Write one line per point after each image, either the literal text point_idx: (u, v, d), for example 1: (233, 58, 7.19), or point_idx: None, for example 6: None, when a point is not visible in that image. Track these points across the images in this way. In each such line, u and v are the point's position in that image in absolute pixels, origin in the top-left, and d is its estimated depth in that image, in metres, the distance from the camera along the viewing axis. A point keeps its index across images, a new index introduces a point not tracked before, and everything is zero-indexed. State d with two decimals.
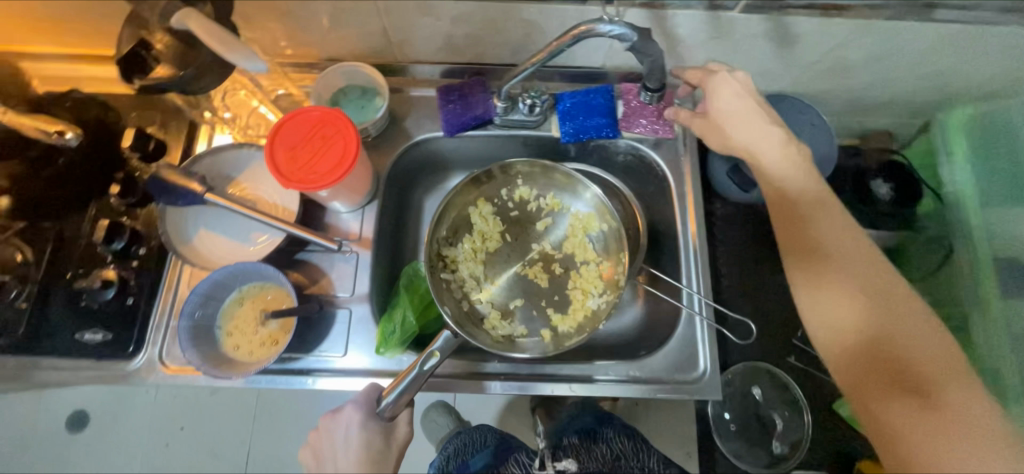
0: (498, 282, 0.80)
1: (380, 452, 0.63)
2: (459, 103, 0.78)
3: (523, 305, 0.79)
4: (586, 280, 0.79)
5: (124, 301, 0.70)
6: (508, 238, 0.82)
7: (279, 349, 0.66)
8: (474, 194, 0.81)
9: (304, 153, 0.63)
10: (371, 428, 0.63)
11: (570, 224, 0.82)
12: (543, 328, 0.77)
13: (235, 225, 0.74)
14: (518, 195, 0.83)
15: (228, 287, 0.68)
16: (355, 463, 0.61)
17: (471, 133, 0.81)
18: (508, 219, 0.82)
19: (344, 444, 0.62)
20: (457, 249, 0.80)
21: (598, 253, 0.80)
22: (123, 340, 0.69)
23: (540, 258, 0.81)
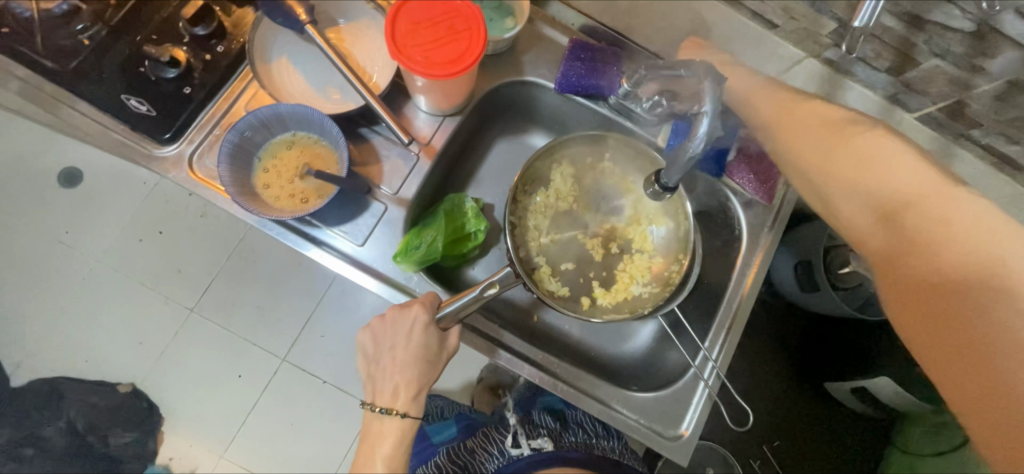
0: (557, 239, 0.78)
1: (433, 357, 0.63)
2: (586, 65, 0.72)
3: (572, 266, 0.78)
4: (637, 268, 0.77)
5: (182, 88, 0.66)
6: (579, 205, 0.79)
7: (307, 208, 0.62)
8: (558, 154, 0.77)
9: (425, 33, 0.58)
10: (430, 334, 0.62)
11: (637, 209, 0.79)
12: (585, 296, 0.77)
13: (320, 69, 0.69)
14: (602, 166, 0.79)
15: (285, 125, 0.64)
16: (412, 356, 0.62)
17: (581, 99, 0.76)
18: (584, 186, 0.80)
19: (404, 340, 0.62)
20: (532, 198, 0.78)
21: (653, 247, 0.77)
22: (164, 124, 0.65)
23: (598, 232, 0.79)
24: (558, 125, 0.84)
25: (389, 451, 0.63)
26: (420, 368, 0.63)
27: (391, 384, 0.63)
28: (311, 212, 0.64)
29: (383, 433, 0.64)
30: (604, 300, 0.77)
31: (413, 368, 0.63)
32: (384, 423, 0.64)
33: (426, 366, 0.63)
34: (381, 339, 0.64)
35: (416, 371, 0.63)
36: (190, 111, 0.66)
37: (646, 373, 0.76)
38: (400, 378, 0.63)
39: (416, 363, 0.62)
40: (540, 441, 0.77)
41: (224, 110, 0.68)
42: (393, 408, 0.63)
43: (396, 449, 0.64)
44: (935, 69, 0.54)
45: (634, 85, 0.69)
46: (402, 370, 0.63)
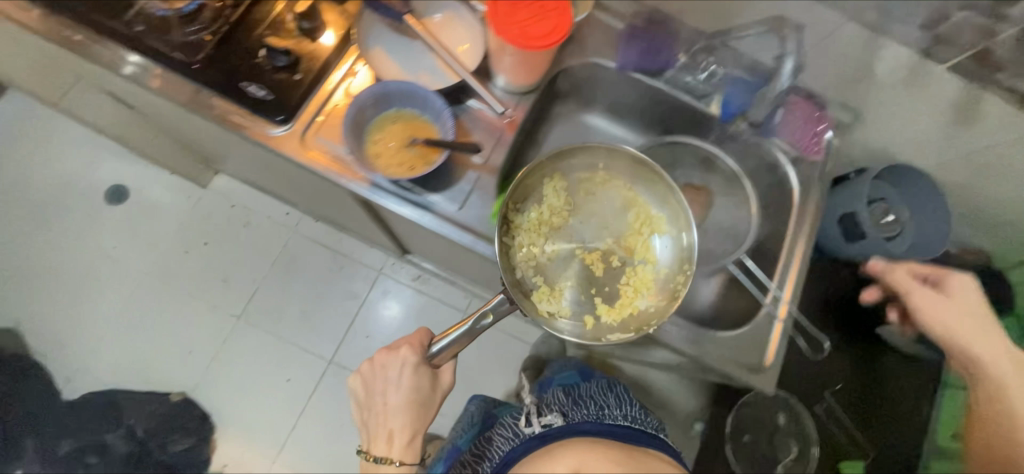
0: (555, 258, 0.76)
1: (427, 394, 0.78)
2: (647, 44, 0.82)
3: (571, 284, 0.75)
4: (640, 280, 0.76)
5: (293, 75, 0.73)
6: (574, 219, 0.79)
7: (417, 173, 0.69)
8: (547, 170, 0.78)
9: (522, 13, 0.66)
10: (420, 374, 0.77)
11: (635, 217, 0.79)
12: (589, 315, 0.74)
13: (412, 55, 0.77)
14: (594, 179, 0.80)
15: (392, 101, 0.71)
16: (404, 399, 0.77)
17: (639, 76, 0.84)
18: (576, 199, 0.79)
19: (397, 382, 0.77)
20: (524, 216, 0.76)
21: (648, 255, 0.78)
22: (278, 107, 0.72)
23: (593, 248, 0.77)
24: (613, 104, 0.92)
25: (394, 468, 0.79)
26: (410, 411, 0.78)
27: (384, 432, 0.79)
28: (418, 177, 0.70)
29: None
30: (604, 314, 0.74)
31: (408, 405, 0.77)
32: (382, 467, 0.79)
33: (420, 404, 0.78)
34: (371, 386, 0.79)
35: (409, 408, 0.77)
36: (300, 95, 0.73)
37: (717, 318, 0.83)
38: (394, 423, 0.78)
39: (408, 406, 0.77)
40: (551, 418, 0.83)
41: (325, 92, 0.74)
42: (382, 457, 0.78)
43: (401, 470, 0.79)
44: (966, 21, 0.68)
45: (693, 58, 0.83)
46: (393, 417, 0.78)
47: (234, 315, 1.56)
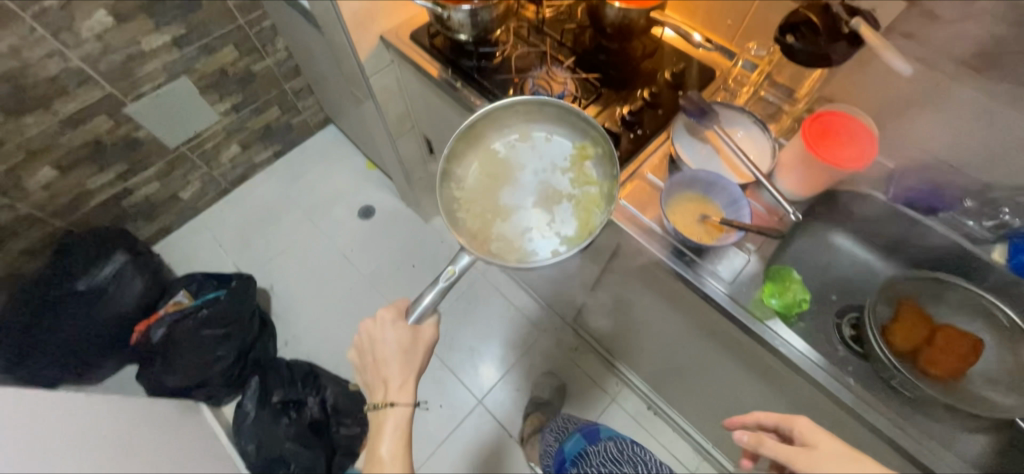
0: (509, 209, 0.91)
1: (410, 339, 0.86)
2: (928, 187, 0.88)
3: (527, 217, 0.90)
4: (591, 200, 0.90)
5: (612, 152, 0.94)
6: (507, 171, 0.94)
7: (706, 243, 0.82)
8: (491, 144, 0.95)
9: (837, 138, 0.79)
10: (402, 329, 0.86)
11: (523, 141, 0.96)
12: (541, 233, 0.88)
13: (705, 156, 0.93)
14: (524, 135, 0.96)
15: (694, 184, 0.86)
16: (396, 348, 0.85)
17: (909, 212, 0.89)
18: (504, 159, 0.95)
19: (389, 337, 0.86)
20: (471, 186, 0.92)
21: (593, 180, 0.92)
22: (597, 175, 0.92)
23: (539, 191, 0.92)
24: (866, 230, 0.97)
25: (396, 431, 0.81)
26: (402, 352, 0.85)
27: (381, 381, 0.86)
28: (703, 246, 0.83)
29: (385, 428, 0.81)
30: (563, 231, 0.88)
31: (394, 359, 0.85)
32: (383, 421, 0.82)
33: (405, 349, 0.86)
34: (365, 352, 0.89)
35: (396, 361, 0.85)
36: (615, 168, 0.93)
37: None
38: (388, 372, 0.85)
39: (400, 354, 0.85)
40: None
41: (632, 166, 0.93)
42: (388, 403, 0.82)
43: (400, 426, 0.81)
44: None
45: (981, 206, 0.86)
46: (389, 365, 0.85)
47: None
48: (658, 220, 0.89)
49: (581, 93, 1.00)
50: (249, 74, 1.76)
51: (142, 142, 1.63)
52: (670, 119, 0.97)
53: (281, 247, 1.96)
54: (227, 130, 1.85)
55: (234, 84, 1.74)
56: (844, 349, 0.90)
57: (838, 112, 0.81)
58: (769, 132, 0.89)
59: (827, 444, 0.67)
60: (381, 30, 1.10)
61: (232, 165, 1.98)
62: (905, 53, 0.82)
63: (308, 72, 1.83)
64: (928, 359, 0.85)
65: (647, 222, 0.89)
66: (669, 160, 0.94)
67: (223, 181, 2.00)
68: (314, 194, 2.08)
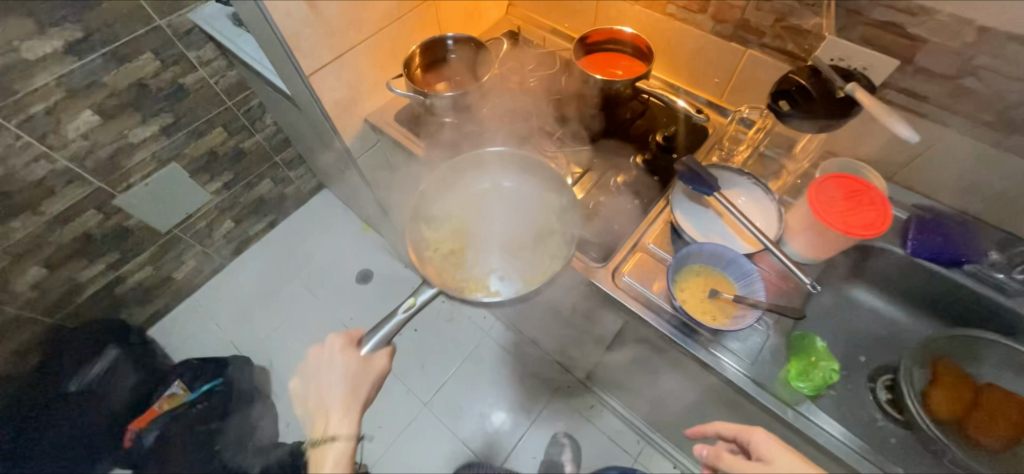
0: (472, 254, 0.89)
1: (358, 368, 0.80)
2: (947, 238, 0.83)
3: (491, 259, 0.88)
4: (556, 246, 0.87)
5: (612, 226, 0.90)
6: (475, 217, 0.94)
7: (721, 325, 0.76)
8: (460, 190, 0.97)
9: (841, 205, 0.75)
10: (352, 357, 0.80)
11: (495, 191, 0.97)
12: (502, 279, 0.85)
13: (708, 223, 0.89)
14: (493, 186, 0.98)
15: (700, 257, 0.81)
16: (339, 378, 0.79)
17: (933, 266, 0.84)
18: (474, 205, 0.95)
19: (335, 368, 0.80)
20: (439, 230, 0.92)
21: (559, 228, 0.90)
22: (599, 251, 0.88)
23: (506, 235, 0.92)
24: (885, 283, 0.92)
25: (336, 470, 0.76)
26: (348, 382, 0.79)
27: (323, 410, 0.80)
28: (718, 327, 0.77)
29: (325, 460, 0.77)
30: (523, 273, 0.86)
31: (337, 389, 0.79)
32: (324, 453, 0.77)
33: (352, 379, 0.79)
34: (308, 378, 0.82)
35: (341, 393, 0.79)
36: (617, 242, 0.89)
37: None
38: (331, 403, 0.79)
39: (346, 385, 0.79)
40: None
41: (634, 238, 0.89)
42: (328, 438, 0.77)
43: (341, 465, 0.77)
44: None
45: (1010, 257, 0.79)
46: (332, 393, 0.79)
47: (424, 401, 1.72)
48: (665, 295, 0.84)
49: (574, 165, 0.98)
50: (239, 152, 1.76)
51: (133, 231, 1.61)
52: (668, 185, 0.94)
53: (279, 321, 1.90)
54: (219, 208, 1.83)
55: (224, 163, 1.74)
56: (880, 415, 0.83)
57: (840, 178, 0.77)
58: (773, 195, 0.86)
59: (785, 460, 0.67)
60: (365, 113, 1.09)
61: (227, 240, 1.96)
62: (906, 109, 0.79)
63: (297, 144, 1.83)
64: (978, 424, 0.78)
65: (655, 299, 0.84)
66: (672, 229, 0.90)
67: (218, 257, 1.97)
68: (310, 263, 2.04)
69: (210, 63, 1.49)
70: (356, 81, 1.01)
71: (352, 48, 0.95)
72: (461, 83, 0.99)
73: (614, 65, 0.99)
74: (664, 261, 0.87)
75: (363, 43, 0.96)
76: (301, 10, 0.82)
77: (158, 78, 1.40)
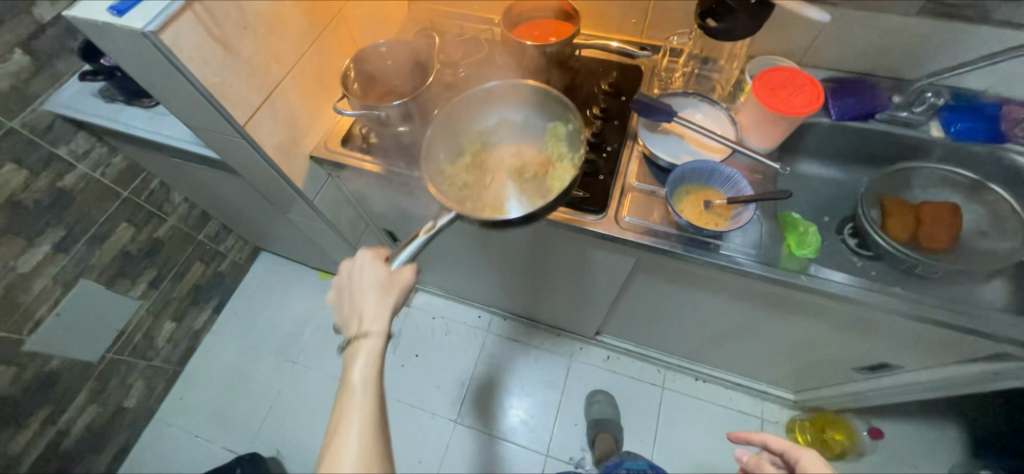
0: (485, 184, 0.92)
1: (386, 280, 0.79)
2: (857, 97, 0.98)
3: (504, 187, 0.91)
4: (563, 169, 0.90)
5: (596, 176, 0.93)
6: (483, 152, 0.97)
7: (724, 227, 0.83)
8: (470, 129, 0.98)
9: (782, 92, 0.85)
10: (377, 268, 0.80)
11: (502, 125, 0.99)
12: (517, 201, 0.89)
13: (674, 146, 0.96)
14: (501, 124, 0.99)
15: (684, 178, 0.89)
16: (371, 287, 0.79)
17: (854, 123, 0.99)
18: (482, 143, 0.98)
19: (365, 282, 0.80)
20: (453, 166, 0.93)
21: (563, 152, 0.93)
22: (594, 202, 0.91)
23: (513, 166, 0.95)
24: (820, 149, 1.07)
25: (366, 362, 0.74)
26: (380, 287, 0.79)
27: (356, 312, 0.78)
28: (723, 230, 0.84)
29: (354, 356, 0.75)
30: (535, 195, 0.89)
31: (371, 291, 0.78)
32: (355, 352, 0.75)
33: (382, 288, 0.79)
34: (339, 289, 0.82)
35: (373, 295, 0.78)
36: (606, 188, 0.92)
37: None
38: (364, 305, 0.78)
39: (379, 290, 0.78)
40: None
41: (619, 182, 0.94)
42: (361, 334, 0.76)
43: (371, 359, 0.74)
44: None
45: (908, 96, 0.95)
46: (365, 297, 0.78)
47: (452, 419, 1.68)
48: (666, 221, 0.89)
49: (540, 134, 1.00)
50: (154, 243, 1.54)
51: (58, 373, 1.36)
52: (629, 125, 1.00)
53: (268, 404, 1.73)
54: (152, 311, 1.61)
55: (141, 260, 1.52)
56: (856, 258, 0.98)
57: (774, 70, 0.87)
58: (720, 104, 0.96)
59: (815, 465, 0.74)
60: (308, 150, 1.02)
61: (173, 344, 1.73)
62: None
63: (219, 214, 1.65)
64: (927, 235, 0.93)
65: (660, 227, 0.89)
66: (648, 162, 0.96)
67: (169, 365, 1.74)
68: (277, 332, 1.87)
69: (88, 155, 1.28)
70: (291, 118, 0.93)
71: (279, 84, 0.88)
72: (405, 89, 0.97)
73: (545, 30, 1.02)
74: (653, 192, 0.93)
75: (287, 76, 0.89)
76: (216, 55, 0.73)
77: (29, 190, 1.18)
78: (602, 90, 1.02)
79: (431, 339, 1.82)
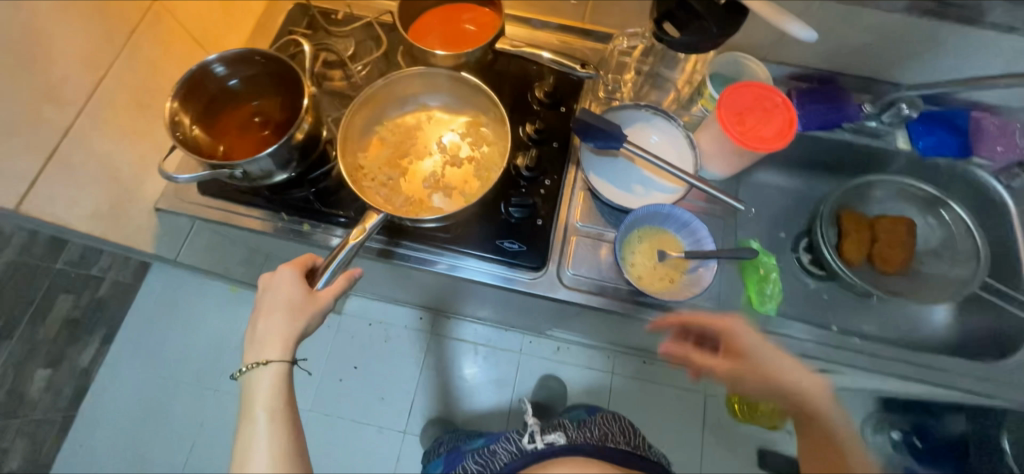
0: (411, 180, 0.73)
1: (302, 300, 0.59)
2: (824, 104, 0.86)
3: (429, 178, 0.73)
4: (489, 159, 0.74)
5: (535, 221, 0.76)
6: (400, 143, 0.75)
7: (684, 287, 0.72)
8: (382, 114, 0.77)
9: (750, 118, 0.70)
10: (294, 283, 0.59)
11: (418, 109, 0.78)
12: (451, 201, 0.72)
13: (623, 175, 0.80)
14: (416, 111, 0.78)
15: (635, 224, 0.75)
16: (276, 307, 0.58)
17: (820, 132, 0.88)
18: (398, 134, 0.76)
19: (269, 303, 0.58)
20: (366, 160, 0.74)
21: (489, 139, 0.76)
22: (533, 257, 0.75)
23: (440, 155, 0.75)
24: (781, 158, 0.95)
25: (271, 402, 0.54)
26: (289, 310, 0.58)
27: (256, 338, 0.57)
28: (681, 286, 0.73)
29: (256, 393, 0.55)
30: (465, 193, 0.72)
31: (277, 315, 0.58)
32: (257, 383, 0.56)
33: (291, 310, 0.58)
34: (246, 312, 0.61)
35: (279, 320, 0.57)
36: (548, 238, 0.76)
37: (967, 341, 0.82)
38: (265, 328, 0.57)
39: (287, 310, 0.58)
40: (554, 436, 0.86)
41: (563, 224, 0.79)
42: (260, 363, 0.56)
43: (279, 397, 0.55)
44: None
45: (880, 106, 0.84)
46: (268, 322, 0.58)
47: (401, 430, 1.47)
48: (615, 274, 0.76)
49: (458, 137, 0.77)
50: None
51: None
52: (575, 146, 0.81)
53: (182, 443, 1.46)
54: (13, 364, 1.23)
55: None
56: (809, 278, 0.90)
57: (741, 85, 0.72)
58: (677, 120, 0.80)
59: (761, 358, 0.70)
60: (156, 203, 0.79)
61: (56, 391, 1.38)
62: None
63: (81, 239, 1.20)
64: (881, 257, 0.86)
65: (611, 283, 0.76)
66: (592, 197, 0.80)
67: (56, 415, 1.40)
68: (186, 357, 1.54)
69: None
70: None
71: None
72: (271, 115, 0.71)
73: (460, 24, 0.79)
74: (601, 235, 0.78)
75: (81, 117, 0.70)
76: None
77: None
78: (535, 100, 0.82)
79: (369, 346, 1.55)
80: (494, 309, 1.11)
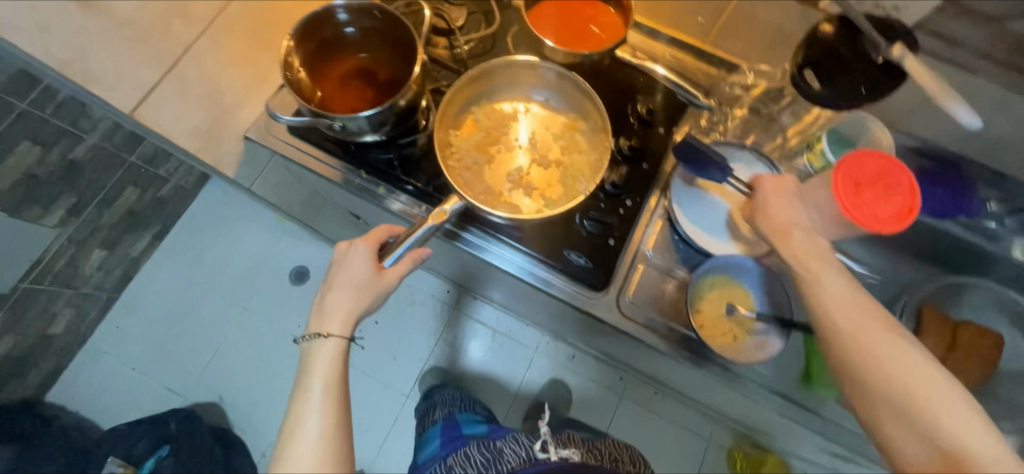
0: (496, 169, 0.72)
1: (369, 279, 0.59)
2: (946, 191, 0.77)
3: (515, 172, 0.71)
4: (579, 168, 0.72)
5: (607, 239, 0.74)
6: (492, 129, 0.74)
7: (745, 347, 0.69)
8: (482, 96, 0.75)
9: (869, 191, 0.64)
10: (365, 261, 0.59)
11: (518, 99, 0.76)
12: (530, 200, 0.70)
13: (709, 215, 0.75)
14: (516, 101, 0.76)
15: (708, 269, 0.72)
16: (344, 282, 0.59)
17: (935, 217, 0.80)
18: (493, 119, 0.75)
19: (339, 275, 0.60)
20: (456, 139, 0.72)
21: (581, 146, 0.73)
22: (597, 276, 0.73)
23: (529, 150, 0.73)
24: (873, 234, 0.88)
25: (328, 373, 0.56)
26: (356, 288, 0.59)
27: (321, 309, 0.59)
28: (741, 345, 0.71)
29: (314, 363, 0.57)
30: (547, 196, 0.70)
31: (345, 290, 0.59)
32: (317, 355, 0.57)
33: (359, 289, 0.59)
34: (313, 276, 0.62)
35: (346, 296, 0.58)
36: (617, 260, 0.73)
37: None
38: (332, 299, 0.59)
39: (354, 288, 0.59)
40: (568, 452, 0.87)
41: (634, 247, 0.76)
42: (322, 335, 0.58)
43: (336, 370, 0.57)
44: None
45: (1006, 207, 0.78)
46: (335, 295, 0.59)
47: (406, 393, 1.45)
48: (674, 315, 0.74)
49: (551, 136, 0.74)
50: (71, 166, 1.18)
51: None
52: (668, 171, 0.78)
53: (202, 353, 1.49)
54: (76, 239, 1.28)
55: (53, 185, 1.14)
56: None
57: (869, 154, 0.66)
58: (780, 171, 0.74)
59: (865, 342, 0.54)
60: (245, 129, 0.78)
61: (107, 271, 1.44)
62: None
63: None
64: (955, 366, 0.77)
65: (666, 325, 0.73)
66: (670, 228, 0.76)
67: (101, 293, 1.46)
68: (225, 270, 1.57)
69: None
70: None
71: None
72: (377, 72, 0.70)
73: (582, 21, 0.75)
74: (670, 270, 0.75)
75: None
76: None
77: None
78: (637, 115, 0.78)
79: (396, 306, 1.53)
80: (530, 307, 1.10)
